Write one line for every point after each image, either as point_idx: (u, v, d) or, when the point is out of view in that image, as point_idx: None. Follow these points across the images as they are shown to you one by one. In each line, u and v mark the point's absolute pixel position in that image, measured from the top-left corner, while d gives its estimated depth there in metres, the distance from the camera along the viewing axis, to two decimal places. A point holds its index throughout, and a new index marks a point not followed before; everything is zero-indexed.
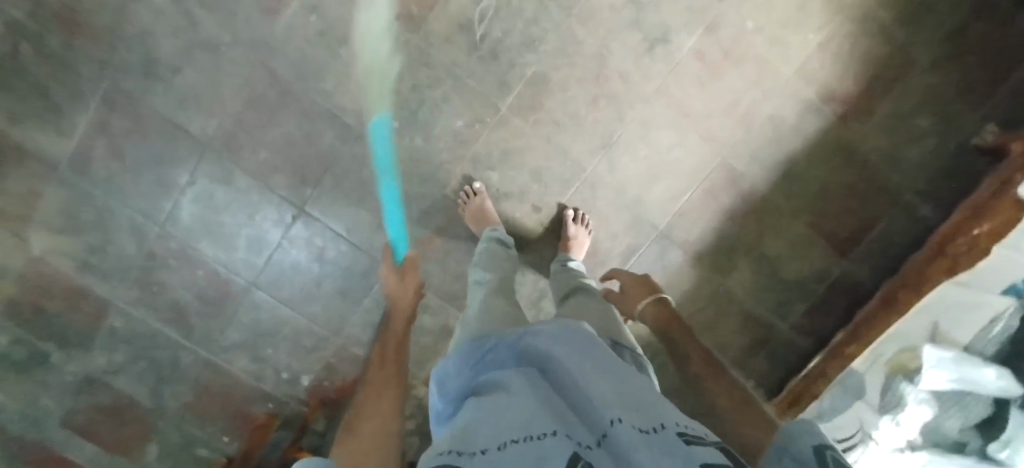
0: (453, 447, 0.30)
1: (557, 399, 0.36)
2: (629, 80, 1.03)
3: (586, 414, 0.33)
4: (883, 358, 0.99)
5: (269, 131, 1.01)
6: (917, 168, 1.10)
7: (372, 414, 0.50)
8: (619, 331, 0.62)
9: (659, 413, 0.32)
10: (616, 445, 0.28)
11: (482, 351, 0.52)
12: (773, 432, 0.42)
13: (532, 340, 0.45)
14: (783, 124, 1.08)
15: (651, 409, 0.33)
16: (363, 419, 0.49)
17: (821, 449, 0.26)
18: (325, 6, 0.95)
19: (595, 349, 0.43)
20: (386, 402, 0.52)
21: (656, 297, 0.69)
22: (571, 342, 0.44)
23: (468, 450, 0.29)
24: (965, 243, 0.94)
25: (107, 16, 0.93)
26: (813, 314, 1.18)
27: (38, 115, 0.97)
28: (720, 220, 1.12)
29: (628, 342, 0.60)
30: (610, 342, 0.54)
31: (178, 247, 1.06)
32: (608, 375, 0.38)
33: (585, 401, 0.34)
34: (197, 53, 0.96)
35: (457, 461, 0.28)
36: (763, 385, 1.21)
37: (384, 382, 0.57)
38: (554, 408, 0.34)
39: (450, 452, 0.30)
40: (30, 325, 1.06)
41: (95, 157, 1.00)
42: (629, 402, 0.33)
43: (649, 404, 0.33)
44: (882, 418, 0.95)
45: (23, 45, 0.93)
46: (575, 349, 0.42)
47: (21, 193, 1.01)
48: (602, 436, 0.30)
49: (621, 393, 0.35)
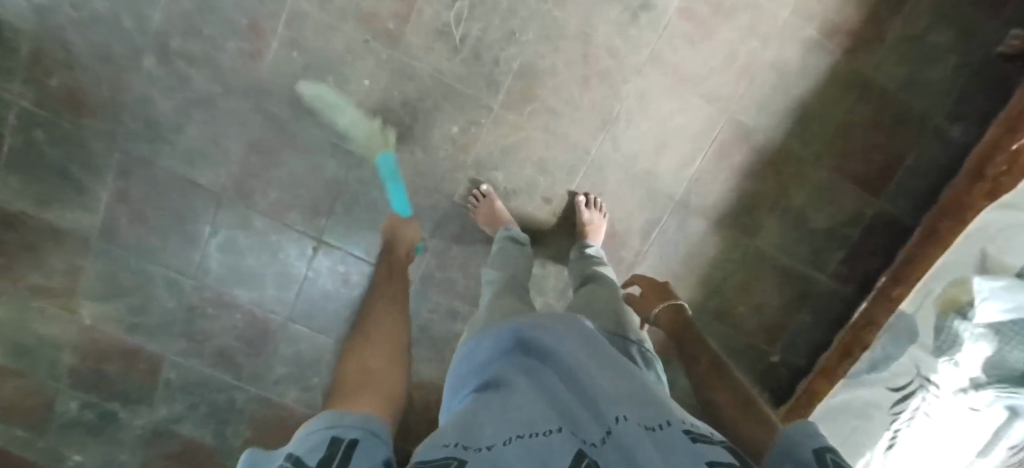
0: (457, 440, 0.33)
1: (558, 395, 0.40)
2: (618, 54, 1.00)
3: (589, 410, 0.37)
4: (933, 294, 0.94)
5: (275, 171, 1.03)
6: (940, 89, 1.03)
7: (380, 341, 0.52)
8: (628, 328, 0.62)
9: (663, 412, 0.37)
10: (620, 444, 0.32)
11: (479, 339, 0.54)
12: (775, 429, 0.41)
13: (541, 334, 0.48)
14: (787, 68, 1.03)
15: (653, 407, 0.37)
16: (370, 344, 0.51)
17: (822, 452, 0.32)
18: (305, 39, 0.96)
19: (595, 343, 0.48)
20: (393, 333, 0.55)
21: (672, 304, 0.75)
22: (578, 339, 0.47)
23: (473, 446, 0.33)
24: (1005, 163, 0.91)
25: (105, 90, 0.97)
26: (851, 260, 1.13)
27: (63, 195, 1.03)
28: (737, 180, 1.08)
29: (638, 338, 0.61)
30: (623, 336, 0.58)
31: (213, 295, 1.10)
32: (609, 371, 0.42)
33: (588, 399, 0.38)
34: (194, 110, 0.99)
35: (464, 454, 0.31)
36: (809, 340, 1.17)
37: (390, 315, 0.60)
38: (557, 406, 0.38)
39: (455, 445, 0.33)
40: (95, 389, 1.14)
41: (121, 224, 1.05)
42: (633, 400, 0.38)
43: (649, 402, 0.38)
44: (940, 360, 0.90)
45: (38, 133, 0.99)
46: (578, 345, 0.46)
47: (64, 269, 1.07)
48: (605, 433, 0.34)
49: (623, 391, 0.39)
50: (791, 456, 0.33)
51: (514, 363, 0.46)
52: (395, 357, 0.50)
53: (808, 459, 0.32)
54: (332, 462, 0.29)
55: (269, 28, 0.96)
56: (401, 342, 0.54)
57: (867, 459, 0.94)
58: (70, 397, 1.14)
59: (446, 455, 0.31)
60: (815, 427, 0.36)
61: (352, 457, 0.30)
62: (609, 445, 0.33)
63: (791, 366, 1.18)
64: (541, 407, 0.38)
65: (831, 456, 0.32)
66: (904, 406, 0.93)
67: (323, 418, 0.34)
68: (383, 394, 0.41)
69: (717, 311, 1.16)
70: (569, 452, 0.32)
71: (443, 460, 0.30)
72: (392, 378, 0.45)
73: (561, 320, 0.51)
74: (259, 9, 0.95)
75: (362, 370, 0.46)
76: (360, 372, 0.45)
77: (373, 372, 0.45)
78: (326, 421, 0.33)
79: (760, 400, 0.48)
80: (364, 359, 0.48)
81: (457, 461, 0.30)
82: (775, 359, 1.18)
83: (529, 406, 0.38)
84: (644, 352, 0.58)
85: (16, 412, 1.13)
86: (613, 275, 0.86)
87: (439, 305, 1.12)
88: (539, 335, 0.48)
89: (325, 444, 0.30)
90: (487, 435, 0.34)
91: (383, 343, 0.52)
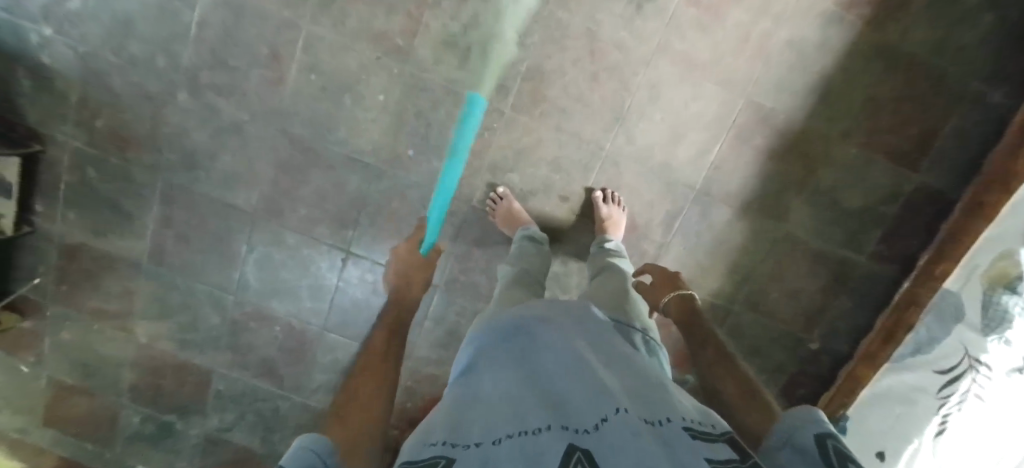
0: (445, 439, 0.35)
1: (556, 389, 0.41)
2: (625, 47, 1.00)
3: (586, 400, 0.38)
4: (979, 269, 0.92)
5: (301, 189, 1.08)
6: (975, 51, 0.97)
7: (373, 364, 0.56)
8: (633, 317, 0.63)
9: (663, 407, 0.38)
10: (615, 433, 0.33)
11: (480, 331, 0.57)
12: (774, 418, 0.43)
13: (545, 335, 0.50)
14: (804, 46, 0.99)
15: (652, 403, 0.38)
16: (363, 373, 0.55)
17: (823, 438, 0.33)
18: (321, 62, 1.01)
19: (596, 345, 0.49)
20: (381, 372, 0.55)
21: (679, 294, 0.76)
22: (581, 339, 0.49)
23: (462, 443, 0.35)
24: None
25: (145, 125, 1.05)
26: (891, 238, 1.07)
27: (115, 225, 1.12)
28: (760, 164, 1.05)
29: (641, 327, 0.62)
30: (626, 327, 0.59)
31: (254, 310, 1.16)
32: (610, 371, 0.44)
33: (586, 391, 0.39)
34: (224, 137, 1.05)
35: (454, 452, 0.34)
36: (849, 325, 1.13)
37: (385, 338, 0.63)
38: (555, 398, 0.40)
39: (445, 443, 0.35)
40: (154, 402, 1.23)
41: (167, 248, 1.13)
42: (631, 397, 0.39)
43: (648, 399, 0.39)
44: (989, 339, 0.87)
45: (90, 170, 1.08)
46: (579, 345, 0.48)
47: (119, 293, 1.16)
48: (600, 422, 0.35)
49: (622, 388, 0.40)
50: (792, 443, 0.35)
51: (514, 359, 0.48)
52: (384, 379, 0.54)
53: (811, 446, 0.33)
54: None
55: (287, 54, 1.00)
56: (394, 364, 0.58)
57: (915, 445, 0.92)
58: (132, 411, 1.25)
59: (435, 455, 0.33)
60: (816, 412, 0.37)
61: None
62: (603, 432, 0.33)
63: (832, 352, 1.14)
64: (538, 400, 0.39)
65: (832, 442, 0.33)
66: (954, 389, 0.90)
67: (306, 439, 0.39)
68: (369, 430, 0.45)
69: (749, 299, 1.13)
70: (562, 440, 0.33)
71: (431, 460, 0.33)
72: (380, 405, 0.49)
73: (562, 319, 0.53)
74: (276, 37, 0.99)
75: (354, 395, 0.50)
76: (353, 399, 0.49)
77: (363, 398, 0.49)
78: (308, 445, 0.38)
79: (765, 390, 0.50)
80: (358, 385, 0.52)
81: (445, 460, 0.32)
82: (815, 346, 1.14)
83: (525, 400, 0.39)
84: (649, 341, 0.60)
85: (91, 425, 1.26)
86: (629, 270, 0.86)
87: (465, 307, 1.15)
88: (541, 335, 0.50)
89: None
90: (477, 432, 0.36)
91: (377, 367, 0.56)
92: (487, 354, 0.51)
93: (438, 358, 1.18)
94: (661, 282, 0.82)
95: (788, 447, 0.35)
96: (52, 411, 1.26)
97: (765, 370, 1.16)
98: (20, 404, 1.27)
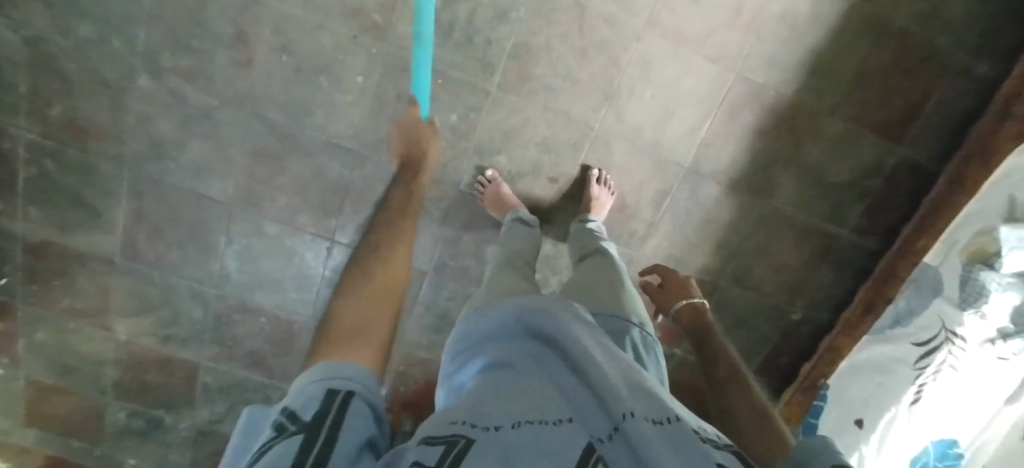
0: (465, 419, 0.35)
1: (564, 387, 0.40)
2: (615, 22, 0.95)
3: (598, 402, 0.37)
4: (959, 245, 0.95)
5: (280, 179, 1.03)
6: (962, 22, 0.97)
7: (376, 288, 0.50)
8: (630, 310, 0.65)
9: (672, 405, 0.38)
10: (631, 442, 0.32)
11: (482, 315, 0.56)
12: (782, 445, 0.48)
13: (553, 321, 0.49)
14: (798, 19, 0.96)
15: (653, 398, 0.37)
16: (375, 265, 0.54)
17: None
18: (292, 42, 0.93)
19: (596, 338, 0.48)
20: (395, 266, 0.54)
21: (690, 302, 0.85)
22: (586, 331, 0.48)
23: (481, 424, 0.34)
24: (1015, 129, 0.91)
25: (105, 115, 0.98)
26: (873, 211, 1.10)
27: (82, 221, 1.06)
28: (750, 140, 1.05)
29: (640, 320, 0.64)
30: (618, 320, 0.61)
31: (238, 303, 1.13)
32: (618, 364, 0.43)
33: (596, 392, 0.38)
34: (192, 126, 0.99)
35: (471, 433, 0.33)
36: (831, 296, 1.17)
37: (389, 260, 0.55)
38: (562, 399, 0.39)
39: (463, 423, 0.35)
40: (142, 397, 1.23)
41: (141, 243, 1.08)
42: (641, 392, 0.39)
43: (656, 396, 0.38)
44: (966, 314, 0.91)
45: (49, 163, 1.01)
46: (586, 337, 0.47)
47: (94, 290, 1.12)
48: (613, 430, 0.34)
49: (631, 383, 0.39)
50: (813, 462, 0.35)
51: (517, 352, 0.46)
52: (385, 302, 0.49)
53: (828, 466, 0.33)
54: (325, 421, 0.32)
55: (255, 34, 0.92)
56: (399, 287, 0.52)
57: (892, 414, 0.96)
58: (117, 408, 1.24)
59: (452, 434, 0.33)
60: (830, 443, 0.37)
61: (343, 418, 0.33)
62: (619, 443, 0.32)
63: (812, 322, 1.19)
64: (548, 399, 0.38)
65: None
66: (930, 360, 0.94)
67: (320, 371, 0.37)
68: (374, 346, 0.42)
69: (736, 273, 1.15)
70: (579, 449, 0.32)
71: (450, 439, 0.33)
72: (383, 332, 0.44)
73: (568, 311, 0.52)
74: (242, 14, 0.91)
75: (357, 319, 0.45)
76: (355, 318, 0.45)
77: (366, 318, 0.45)
78: (321, 374, 0.36)
79: (775, 414, 0.54)
80: (358, 306, 0.47)
81: (464, 440, 0.32)
82: (797, 317, 1.18)
83: (535, 397, 0.38)
84: (645, 336, 0.62)
85: (76, 422, 1.26)
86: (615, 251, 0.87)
87: (456, 292, 1.15)
88: (543, 323, 0.49)
89: (322, 398, 0.34)
90: (494, 415, 0.35)
91: (385, 287, 0.51)
92: (486, 347, 0.50)
93: (430, 342, 1.19)
94: (673, 288, 0.91)
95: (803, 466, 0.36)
96: (34, 411, 1.24)
97: (749, 341, 1.20)
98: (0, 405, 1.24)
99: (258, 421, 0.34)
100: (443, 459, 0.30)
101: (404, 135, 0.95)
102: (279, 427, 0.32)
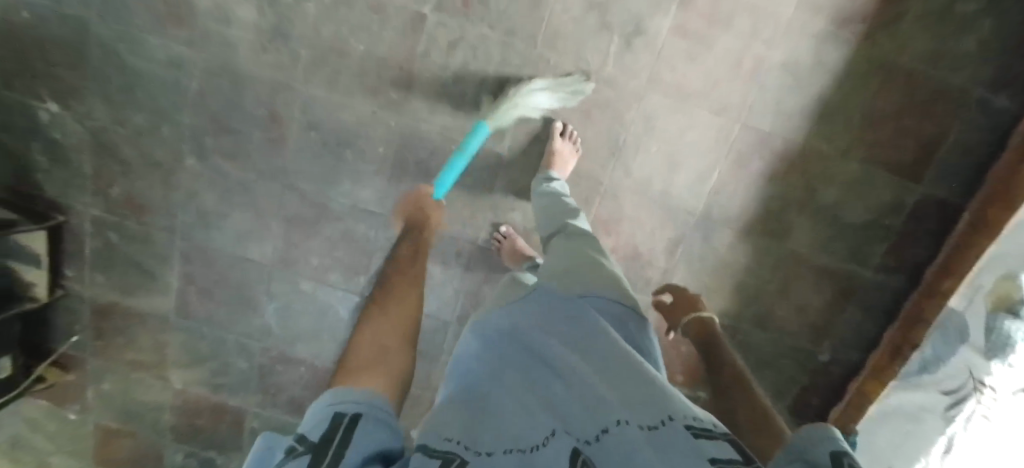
0: (459, 437, 0.36)
1: (555, 397, 0.41)
2: (616, 83, 0.99)
3: (587, 410, 0.37)
4: (982, 291, 0.92)
5: (312, 241, 1.11)
6: (974, 59, 0.96)
7: (389, 323, 0.51)
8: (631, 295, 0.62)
9: (665, 405, 0.36)
10: (614, 445, 0.32)
11: (478, 331, 0.55)
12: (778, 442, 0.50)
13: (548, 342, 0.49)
14: (801, 66, 0.97)
15: (643, 398, 0.37)
16: (386, 306, 0.55)
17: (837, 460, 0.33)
18: (319, 120, 1.01)
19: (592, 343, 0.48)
20: (408, 303, 0.56)
21: (698, 316, 0.87)
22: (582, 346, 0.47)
23: (474, 448, 0.35)
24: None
25: (157, 191, 1.09)
26: (897, 250, 1.08)
27: (141, 284, 1.18)
28: (761, 185, 1.06)
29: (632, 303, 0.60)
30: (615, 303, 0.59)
31: (279, 354, 1.22)
32: (614, 374, 0.42)
33: (588, 403, 0.38)
34: (233, 198, 1.08)
35: (463, 453, 0.34)
36: (859, 337, 1.15)
37: (404, 298, 0.57)
38: (552, 408, 0.39)
39: (456, 442, 0.35)
40: (197, 440, 1.33)
41: (192, 302, 1.18)
42: (632, 399, 0.37)
43: (647, 397, 0.37)
44: (993, 362, 0.88)
45: (111, 235, 1.13)
46: (580, 353, 0.46)
47: (152, 345, 1.24)
48: (600, 432, 0.34)
49: (618, 387, 0.39)
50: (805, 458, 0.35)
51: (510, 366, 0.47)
52: (400, 343, 0.49)
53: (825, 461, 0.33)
54: (332, 439, 0.33)
55: (285, 114, 1.01)
56: (414, 321, 0.54)
57: (924, 463, 0.96)
58: (175, 449, 1.35)
59: (448, 450, 0.34)
60: (830, 430, 0.37)
61: (350, 434, 0.34)
62: (605, 448, 0.33)
63: (842, 363, 1.16)
64: (539, 419, 0.38)
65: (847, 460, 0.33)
66: (959, 410, 0.92)
67: (330, 396, 0.38)
68: (390, 374, 0.43)
69: (756, 316, 1.15)
70: (566, 457, 0.32)
71: (445, 455, 0.33)
72: (399, 361, 0.46)
73: (563, 325, 0.52)
74: (273, 99, 1.00)
75: (373, 351, 0.46)
76: (373, 348, 0.47)
77: (385, 348, 0.47)
78: (330, 400, 0.37)
79: (774, 412, 0.56)
80: (378, 338, 0.48)
81: (457, 459, 0.33)
82: (824, 358, 1.16)
83: (525, 415, 0.39)
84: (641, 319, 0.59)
85: (140, 464, 1.38)
86: (586, 227, 0.82)
87: None
88: (539, 343, 0.49)
89: (330, 420, 0.35)
90: (487, 439, 0.36)
91: (397, 320, 0.52)
92: (480, 361, 0.50)
93: None
94: (683, 304, 0.93)
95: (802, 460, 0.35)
96: (104, 453, 1.37)
97: (776, 382, 1.19)
98: (74, 447, 1.38)
99: (271, 442, 0.36)
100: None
101: (414, 201, 0.94)
102: (290, 446, 0.33)
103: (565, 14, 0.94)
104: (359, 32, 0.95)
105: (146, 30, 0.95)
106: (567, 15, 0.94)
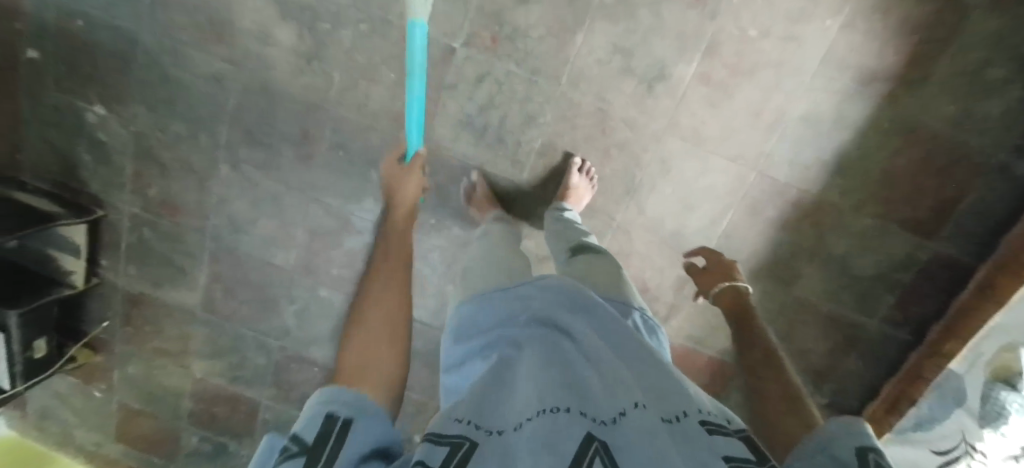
0: (470, 418, 0.36)
1: (568, 360, 0.40)
2: (636, 125, 1.01)
3: (606, 390, 0.37)
4: (982, 358, 0.92)
5: (333, 252, 1.16)
6: (998, 125, 0.95)
7: (376, 318, 0.51)
8: (629, 295, 0.62)
9: (680, 396, 0.37)
10: (638, 432, 0.32)
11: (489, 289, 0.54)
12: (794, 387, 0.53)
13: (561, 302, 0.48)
14: (822, 119, 0.98)
15: (663, 392, 0.37)
16: (374, 298, 0.55)
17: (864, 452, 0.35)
18: (347, 140, 1.06)
19: (610, 320, 0.47)
20: (394, 294, 0.55)
21: (732, 285, 0.80)
22: (594, 317, 0.47)
23: (487, 427, 0.36)
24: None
25: (191, 195, 1.14)
26: (904, 305, 1.09)
27: (170, 278, 1.24)
28: (773, 231, 1.07)
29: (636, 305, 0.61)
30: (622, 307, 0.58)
31: (295, 353, 1.28)
32: (627, 357, 0.42)
33: (606, 382, 0.38)
34: (261, 206, 1.13)
35: (476, 434, 0.35)
36: (861, 383, 1.16)
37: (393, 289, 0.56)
38: (565, 371, 0.39)
39: (467, 421, 0.36)
40: (212, 426, 1.40)
41: (217, 298, 1.25)
42: (648, 386, 0.38)
43: (662, 385, 0.38)
44: (984, 429, 0.86)
45: (146, 231, 1.20)
46: (594, 323, 0.46)
47: (177, 335, 1.31)
48: (620, 413, 0.34)
49: (634, 371, 0.40)
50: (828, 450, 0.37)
51: (522, 332, 0.45)
52: (390, 334, 0.49)
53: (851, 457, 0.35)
54: (325, 443, 0.34)
55: (316, 132, 1.05)
56: (401, 308, 0.53)
57: None
58: (191, 433, 1.42)
59: (458, 435, 0.35)
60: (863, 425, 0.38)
61: (343, 436, 0.35)
62: (622, 428, 0.33)
63: (841, 407, 1.18)
64: (555, 383, 0.37)
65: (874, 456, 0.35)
66: None
67: (324, 395, 0.39)
68: (385, 375, 0.44)
69: None
70: (579, 436, 0.32)
71: (456, 440, 0.34)
72: (392, 356, 0.46)
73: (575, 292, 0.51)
74: (306, 118, 1.04)
75: (360, 351, 0.46)
76: (360, 353, 0.46)
77: (373, 347, 0.47)
78: (322, 400, 0.38)
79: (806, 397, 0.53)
80: (366, 339, 0.48)
81: (469, 443, 0.34)
82: (825, 401, 1.19)
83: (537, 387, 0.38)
84: (647, 321, 0.59)
85: (158, 443, 1.46)
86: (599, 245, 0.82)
87: None
88: (552, 302, 0.48)
89: (324, 420, 0.36)
90: (501, 415, 0.37)
91: (385, 311, 0.52)
92: (490, 320, 0.49)
93: None
94: (716, 270, 0.86)
95: (825, 453, 0.37)
96: (126, 430, 1.45)
97: None
98: (99, 423, 1.46)
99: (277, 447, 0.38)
100: (449, 459, 0.32)
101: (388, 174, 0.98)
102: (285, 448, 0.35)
103: (591, 56, 0.97)
104: (391, 61, 0.99)
105: (192, 46, 1.01)
106: (592, 57, 0.97)
